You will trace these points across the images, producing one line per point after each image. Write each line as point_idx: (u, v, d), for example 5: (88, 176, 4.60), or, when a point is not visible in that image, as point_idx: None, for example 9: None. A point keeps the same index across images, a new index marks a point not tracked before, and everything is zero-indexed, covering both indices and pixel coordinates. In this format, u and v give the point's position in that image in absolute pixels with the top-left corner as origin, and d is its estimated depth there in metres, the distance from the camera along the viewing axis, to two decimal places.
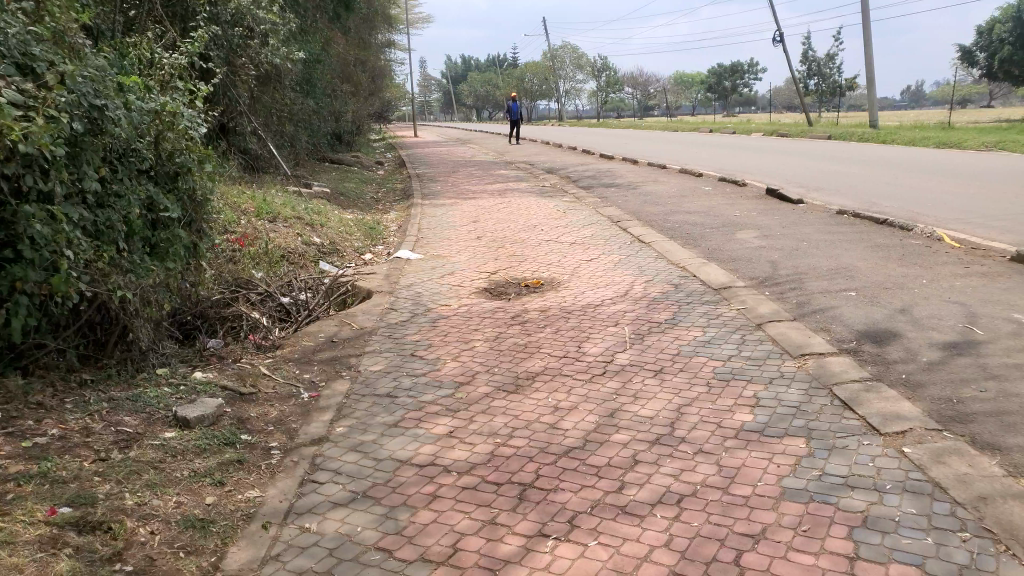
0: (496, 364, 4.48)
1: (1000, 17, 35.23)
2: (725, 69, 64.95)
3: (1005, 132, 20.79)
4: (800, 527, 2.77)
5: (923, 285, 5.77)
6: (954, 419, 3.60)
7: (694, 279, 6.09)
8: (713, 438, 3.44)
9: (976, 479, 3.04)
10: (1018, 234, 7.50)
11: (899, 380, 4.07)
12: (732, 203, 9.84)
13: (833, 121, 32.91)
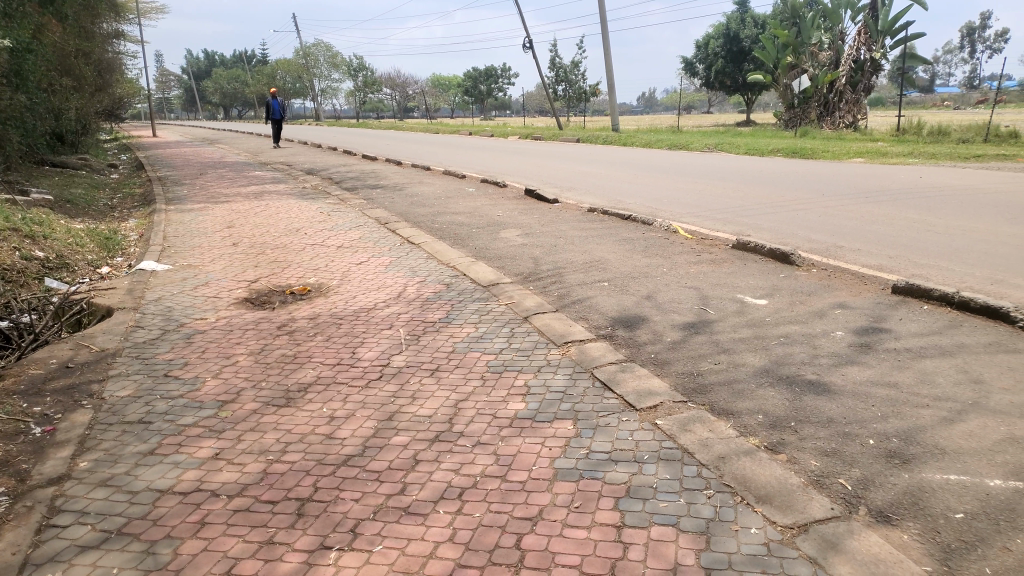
0: (264, 378, 4.26)
1: (712, 34, 39.87)
2: (480, 73, 67.02)
3: (723, 135, 23.69)
4: (573, 504, 2.94)
5: (664, 273, 6.41)
6: (696, 390, 4.05)
7: (463, 277, 6.23)
8: (490, 429, 3.55)
9: (716, 441, 3.44)
10: (738, 224, 8.58)
11: (648, 359, 4.49)
12: (494, 203, 10.20)
13: (580, 125, 35.30)
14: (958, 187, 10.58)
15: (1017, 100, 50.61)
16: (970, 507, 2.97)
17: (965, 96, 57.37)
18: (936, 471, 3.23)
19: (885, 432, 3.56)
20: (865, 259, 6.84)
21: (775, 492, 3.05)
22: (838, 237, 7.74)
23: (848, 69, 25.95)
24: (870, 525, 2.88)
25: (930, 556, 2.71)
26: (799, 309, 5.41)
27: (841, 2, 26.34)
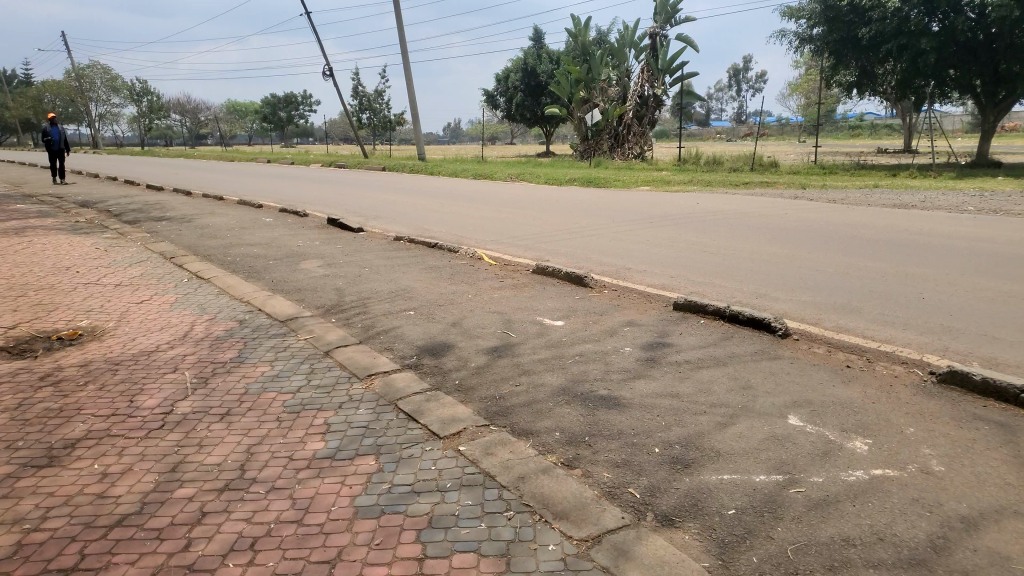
0: (22, 437, 3.78)
1: (512, 68, 41.54)
2: (279, 100, 64.80)
3: (526, 165, 24.65)
4: (373, 542, 2.87)
5: (468, 299, 6.52)
6: (498, 413, 4.13)
7: (260, 313, 5.96)
8: (286, 473, 3.39)
9: (516, 463, 3.52)
10: (537, 250, 8.94)
11: (453, 386, 4.52)
12: (294, 233, 9.87)
13: (385, 153, 35.22)
14: (726, 211, 11.77)
15: (777, 133, 57.34)
16: (740, 502, 3.27)
17: (733, 130, 64.11)
18: (712, 472, 3.52)
19: (668, 440, 3.83)
20: (650, 279, 7.38)
21: (572, 507, 3.17)
22: (626, 260, 8.29)
23: (634, 104, 28.06)
24: (656, 529, 3.07)
25: (708, 552, 2.94)
26: (593, 328, 5.72)
27: (625, 41, 28.54)
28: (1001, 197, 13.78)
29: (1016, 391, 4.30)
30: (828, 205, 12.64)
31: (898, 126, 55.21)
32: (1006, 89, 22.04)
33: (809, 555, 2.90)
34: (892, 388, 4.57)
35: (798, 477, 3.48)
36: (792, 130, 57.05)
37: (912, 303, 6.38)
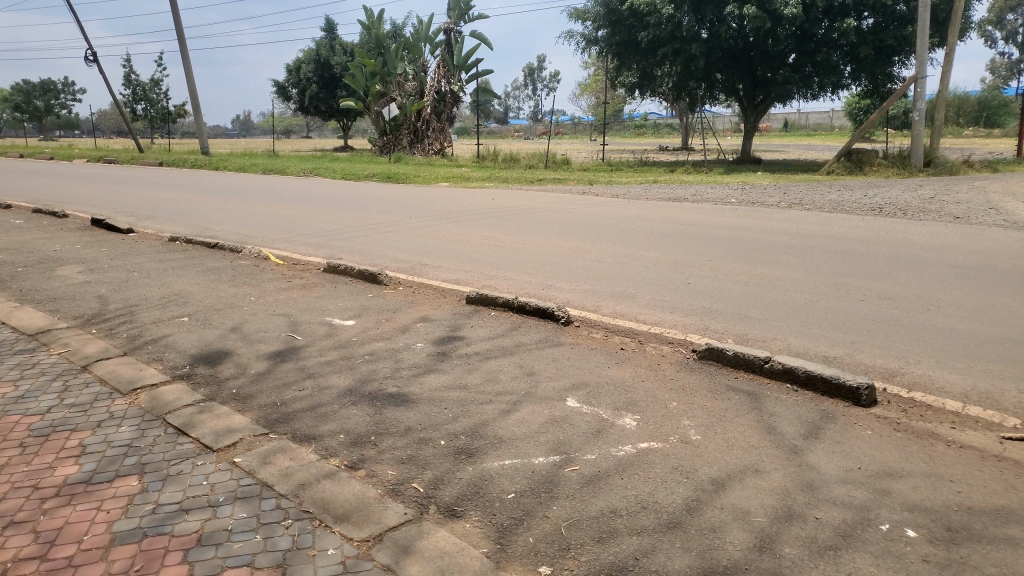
0: None
1: (303, 59, 40.24)
2: (35, 87, 57.84)
3: (321, 160, 23.99)
4: (132, 568, 2.66)
5: (251, 302, 6.22)
6: (278, 420, 3.98)
7: (4, 327, 5.30)
8: (29, 504, 3.05)
9: (296, 470, 3.41)
10: (329, 248, 8.72)
11: (230, 396, 4.28)
12: (50, 236, 8.87)
13: (165, 148, 32.68)
14: (519, 207, 12.20)
15: (569, 130, 60.40)
16: (519, 486, 3.40)
17: (529, 128, 66.56)
18: (494, 458, 3.63)
19: (454, 432, 3.89)
20: (444, 275, 7.46)
21: (353, 508, 3.13)
22: (420, 256, 8.32)
23: (431, 100, 28.27)
24: (439, 522, 3.11)
25: (487, 538, 3.02)
26: (384, 326, 5.68)
27: (420, 36, 28.61)
28: (758, 190, 15.50)
29: (761, 362, 4.84)
30: (613, 199, 13.54)
31: (676, 125, 60.23)
32: (762, 93, 24.76)
33: (581, 530, 3.08)
34: (660, 367, 4.97)
35: (574, 456, 3.68)
36: (583, 128, 60.34)
37: (680, 289, 6.97)
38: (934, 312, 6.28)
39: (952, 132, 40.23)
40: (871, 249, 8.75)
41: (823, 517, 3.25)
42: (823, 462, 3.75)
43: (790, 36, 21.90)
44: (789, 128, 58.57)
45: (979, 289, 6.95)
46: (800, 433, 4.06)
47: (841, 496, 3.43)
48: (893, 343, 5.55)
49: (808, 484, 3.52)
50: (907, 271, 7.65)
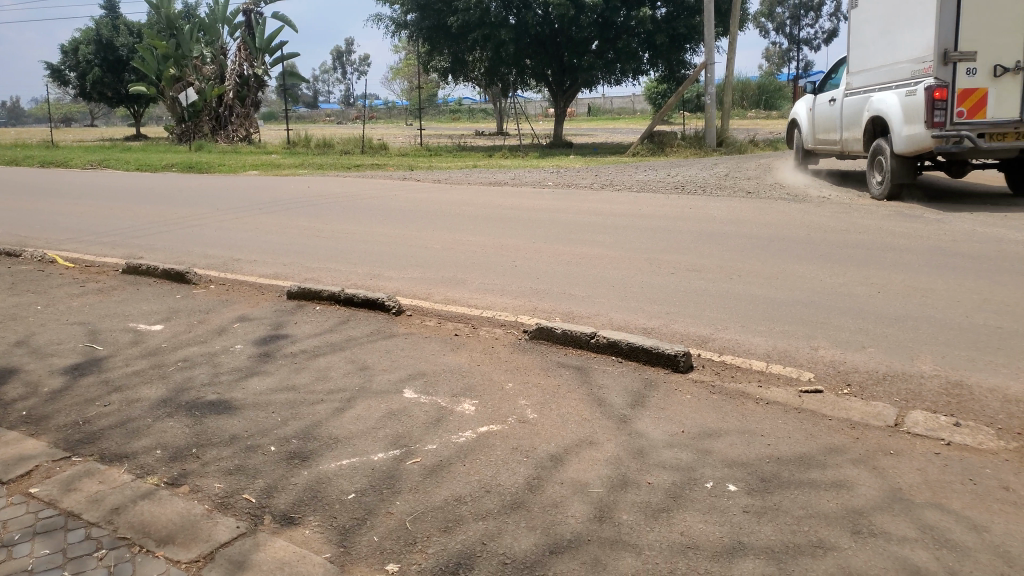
0: None
1: (81, 39, 36.53)
2: None
3: (109, 150, 21.88)
4: None
5: (38, 312, 5.55)
6: (82, 441, 3.58)
7: None
8: None
9: (107, 494, 3.10)
10: (129, 246, 7.98)
11: (19, 420, 3.80)
12: None
13: None
14: (338, 195, 11.82)
15: (384, 115, 59.49)
16: (359, 484, 3.29)
17: (341, 113, 64.81)
18: (331, 459, 3.48)
19: (285, 435, 3.69)
20: (262, 269, 7.07)
21: (179, 528, 2.89)
22: (234, 251, 7.82)
23: (233, 83, 26.68)
24: (275, 532, 2.94)
25: (330, 542, 2.90)
26: (198, 329, 5.27)
27: (216, 17, 26.86)
28: (572, 172, 16.11)
29: (588, 338, 5.01)
30: (433, 185, 13.49)
31: (489, 110, 61.17)
32: (569, 79, 25.70)
33: (426, 521, 3.03)
34: (493, 350, 5.01)
35: (414, 448, 3.62)
36: (397, 114, 59.62)
37: (506, 272, 7.07)
38: (737, 281, 6.83)
39: (738, 115, 44.02)
40: (677, 226, 9.36)
41: (654, 482, 3.43)
42: (650, 429, 3.96)
43: (592, 23, 22.90)
44: (596, 113, 61.39)
45: (771, 257, 7.66)
46: (628, 403, 4.25)
47: (668, 460, 3.64)
48: (704, 311, 5.97)
49: (638, 452, 3.70)
50: (710, 245, 8.27)
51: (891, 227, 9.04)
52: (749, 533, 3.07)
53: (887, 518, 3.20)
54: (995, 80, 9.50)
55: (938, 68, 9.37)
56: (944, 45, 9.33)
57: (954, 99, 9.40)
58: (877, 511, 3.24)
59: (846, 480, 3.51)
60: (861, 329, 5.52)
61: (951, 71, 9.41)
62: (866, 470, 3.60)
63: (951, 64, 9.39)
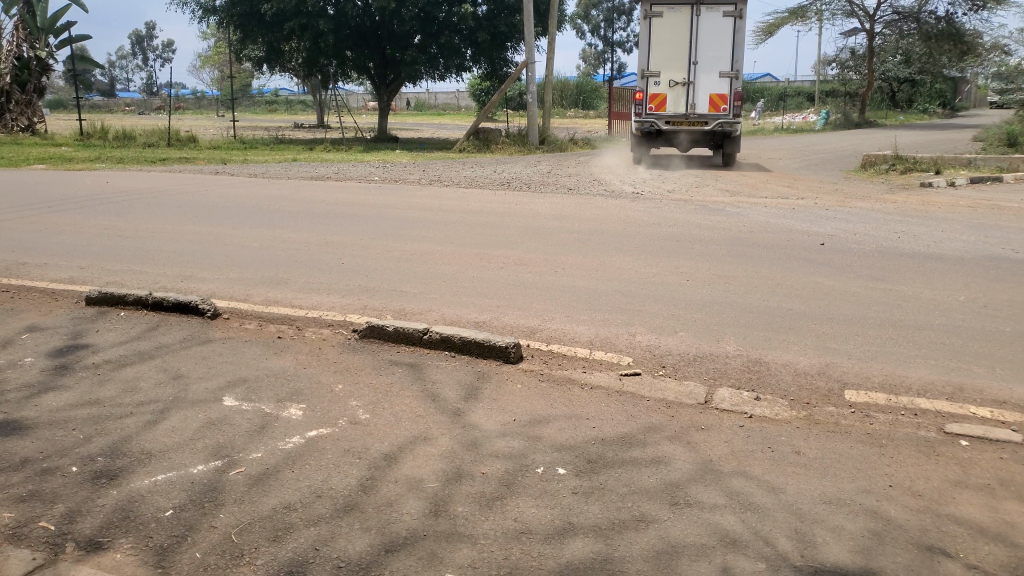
0: None
1: None
2: None
3: None
4: None
5: None
6: None
7: None
8: None
9: None
10: None
11: None
12: None
13: None
14: (142, 190, 10.95)
15: (193, 106, 55.81)
16: (177, 500, 3.07)
17: (144, 104, 60.01)
18: (143, 476, 3.23)
19: (88, 454, 3.37)
20: (54, 273, 6.41)
21: None
22: (19, 253, 7.03)
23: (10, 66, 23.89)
24: (80, 560, 2.69)
25: (145, 564, 2.69)
26: None
27: None
28: (397, 167, 15.97)
29: (419, 334, 5.00)
30: (249, 179, 12.84)
31: (310, 103, 59.16)
32: (392, 73, 25.47)
33: (253, 532, 2.90)
34: (320, 352, 4.87)
35: (237, 458, 3.44)
36: (209, 105, 56.12)
37: (333, 269, 6.89)
38: (561, 273, 7.10)
39: (557, 113, 45.60)
40: (502, 221, 9.56)
41: (487, 471, 3.49)
42: (483, 420, 4.02)
43: (414, 17, 22.81)
44: (420, 108, 61.20)
45: (591, 250, 8.03)
46: (461, 397, 4.29)
47: (501, 449, 3.72)
48: (531, 304, 6.14)
49: (471, 443, 3.75)
50: (535, 239, 8.53)
51: (697, 221, 9.77)
52: (578, 514, 3.20)
53: (700, 489, 3.47)
54: (672, 88, 15.94)
55: (640, 81, 16.14)
56: (642, 67, 16.00)
57: (648, 101, 16.20)
58: (690, 483, 3.50)
59: (663, 456, 3.76)
60: (673, 315, 5.92)
61: (648, 83, 16.13)
62: (681, 445, 3.88)
63: (646, 78, 16.06)
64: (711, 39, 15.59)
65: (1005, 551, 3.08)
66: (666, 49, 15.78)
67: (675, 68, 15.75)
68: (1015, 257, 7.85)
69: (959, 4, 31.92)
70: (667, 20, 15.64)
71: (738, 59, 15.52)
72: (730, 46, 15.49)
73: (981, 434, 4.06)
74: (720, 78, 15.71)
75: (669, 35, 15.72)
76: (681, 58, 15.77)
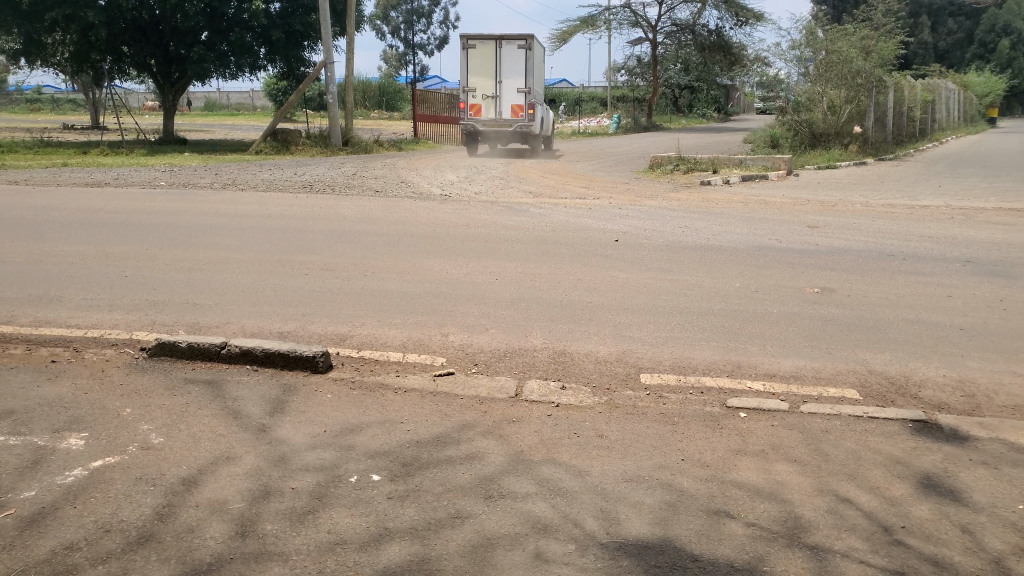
0: None
1: None
2: None
3: None
4: None
5: None
6: None
7: None
8: None
9: None
10: None
11: None
12: None
13: None
14: None
15: None
16: None
17: None
18: None
19: None
20: None
21: None
22: None
23: None
24: None
25: None
26: None
27: None
28: (188, 171, 14.97)
29: (217, 348, 4.74)
30: (11, 187, 11.48)
31: (82, 100, 53.78)
32: (178, 70, 23.74)
33: None
34: (104, 374, 4.46)
35: (6, 501, 3.07)
36: None
37: (115, 283, 6.33)
38: (370, 277, 7.01)
39: (361, 114, 45.02)
40: (306, 225, 9.28)
41: (298, 486, 3.38)
42: (291, 434, 3.88)
43: (200, 11, 21.39)
44: (212, 108, 57.76)
45: (399, 252, 8.03)
46: (267, 411, 4.12)
47: (311, 462, 3.61)
48: (339, 310, 6.02)
49: (279, 459, 3.61)
50: (341, 243, 8.36)
51: (503, 221, 10.06)
52: (393, 518, 3.19)
53: (512, 479, 3.59)
54: (482, 99, 20.81)
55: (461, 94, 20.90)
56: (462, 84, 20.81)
57: (467, 109, 20.97)
58: (503, 475, 3.61)
59: (477, 451, 3.84)
60: (482, 314, 6.05)
61: (466, 95, 20.88)
62: (493, 439, 3.99)
63: (465, 92, 20.86)
64: (511, 64, 20.48)
65: (777, 507, 3.48)
66: (479, 71, 20.63)
67: (485, 85, 20.55)
68: (779, 246, 8.87)
69: (727, 19, 35.36)
70: (477, 49, 20.50)
71: (529, 80, 20.33)
72: (524, 69, 20.38)
73: (757, 405, 4.55)
74: (518, 93, 20.59)
75: (480, 61, 20.56)
76: (489, 77, 20.63)
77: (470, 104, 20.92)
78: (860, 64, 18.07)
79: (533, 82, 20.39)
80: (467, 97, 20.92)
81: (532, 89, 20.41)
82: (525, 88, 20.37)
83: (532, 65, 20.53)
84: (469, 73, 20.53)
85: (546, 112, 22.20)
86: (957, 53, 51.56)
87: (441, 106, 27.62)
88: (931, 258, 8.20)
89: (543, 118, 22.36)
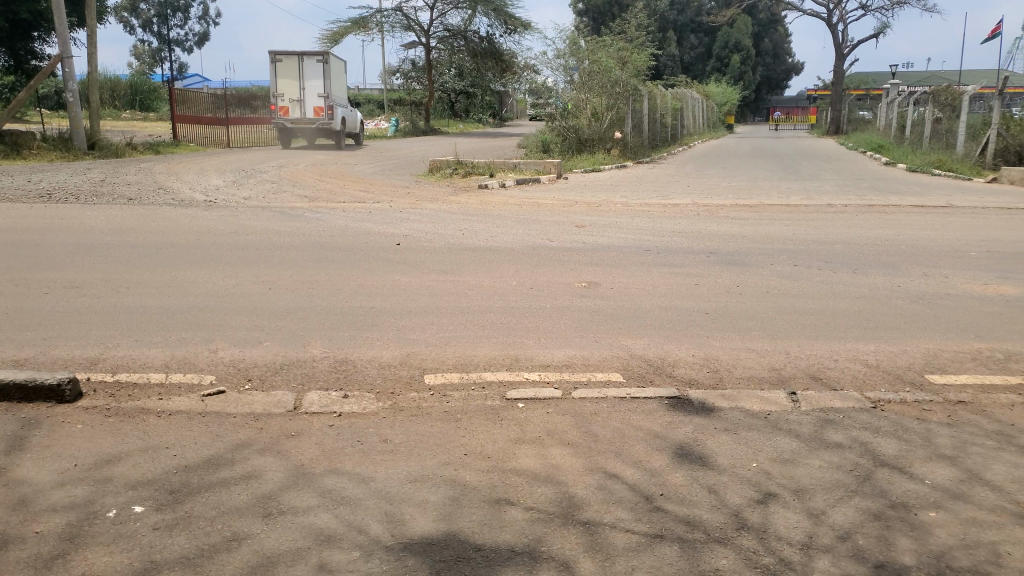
0: None
1: None
2: None
3: None
4: None
5: None
6: None
7: None
8: None
9: None
10: None
11: None
12: None
13: None
14: None
15: None
16: None
17: None
18: None
19: None
20: None
21: None
22: None
23: None
24: None
25: None
26: None
27: None
28: None
29: None
30: None
31: None
32: None
33: None
34: None
35: None
36: None
37: None
38: (125, 293, 6.44)
39: (111, 115, 40.89)
40: (45, 238, 8.27)
41: (44, 530, 3.04)
42: (32, 473, 3.48)
43: None
44: None
45: (160, 265, 7.42)
46: (1, 451, 3.66)
47: (60, 500, 3.27)
48: (89, 331, 5.46)
49: (20, 502, 3.22)
50: (90, 257, 7.57)
51: (277, 227, 9.67)
52: (161, 550, 2.98)
53: (293, 494, 3.48)
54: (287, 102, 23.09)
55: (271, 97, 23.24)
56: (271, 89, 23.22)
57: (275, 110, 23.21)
58: (282, 491, 3.50)
59: (253, 470, 3.68)
60: (255, 326, 5.79)
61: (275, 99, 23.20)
62: (271, 455, 3.84)
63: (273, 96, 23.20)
64: (312, 74, 22.98)
65: (552, 489, 3.70)
66: (284, 80, 23.04)
67: (290, 90, 22.98)
68: (551, 245, 9.39)
69: (496, 26, 36.67)
70: (284, 62, 22.99)
71: (328, 86, 22.90)
72: (323, 77, 22.84)
73: (534, 395, 4.81)
74: (319, 97, 23.00)
75: (285, 71, 22.99)
76: (293, 84, 22.99)
77: (279, 107, 23.23)
78: (617, 73, 19.82)
79: (331, 87, 22.82)
80: (277, 101, 23.25)
81: (330, 93, 22.80)
82: (325, 93, 22.98)
83: (332, 74, 23.17)
84: (276, 81, 22.95)
85: (350, 113, 24.96)
86: (699, 65, 58.68)
87: (205, 108, 25.79)
88: (681, 251, 9.13)
89: (348, 117, 25.10)
